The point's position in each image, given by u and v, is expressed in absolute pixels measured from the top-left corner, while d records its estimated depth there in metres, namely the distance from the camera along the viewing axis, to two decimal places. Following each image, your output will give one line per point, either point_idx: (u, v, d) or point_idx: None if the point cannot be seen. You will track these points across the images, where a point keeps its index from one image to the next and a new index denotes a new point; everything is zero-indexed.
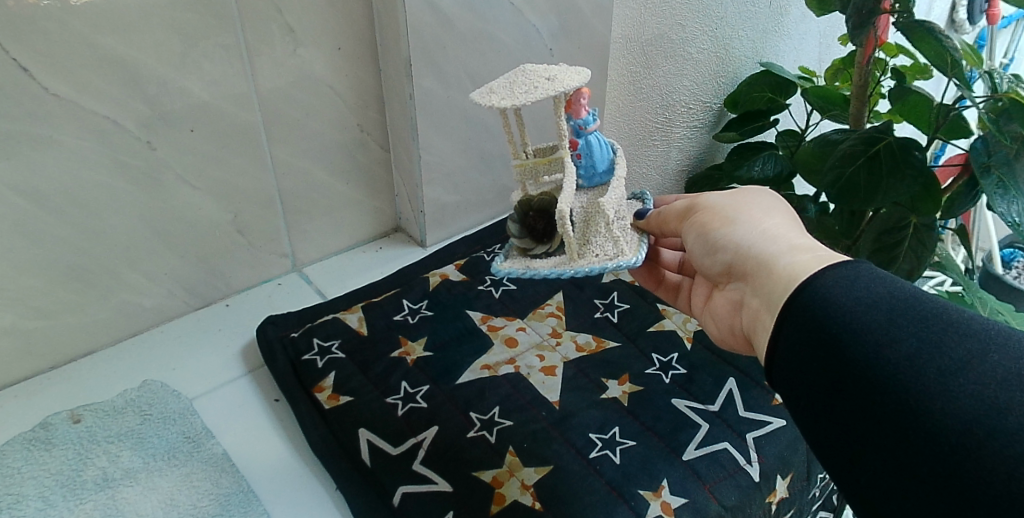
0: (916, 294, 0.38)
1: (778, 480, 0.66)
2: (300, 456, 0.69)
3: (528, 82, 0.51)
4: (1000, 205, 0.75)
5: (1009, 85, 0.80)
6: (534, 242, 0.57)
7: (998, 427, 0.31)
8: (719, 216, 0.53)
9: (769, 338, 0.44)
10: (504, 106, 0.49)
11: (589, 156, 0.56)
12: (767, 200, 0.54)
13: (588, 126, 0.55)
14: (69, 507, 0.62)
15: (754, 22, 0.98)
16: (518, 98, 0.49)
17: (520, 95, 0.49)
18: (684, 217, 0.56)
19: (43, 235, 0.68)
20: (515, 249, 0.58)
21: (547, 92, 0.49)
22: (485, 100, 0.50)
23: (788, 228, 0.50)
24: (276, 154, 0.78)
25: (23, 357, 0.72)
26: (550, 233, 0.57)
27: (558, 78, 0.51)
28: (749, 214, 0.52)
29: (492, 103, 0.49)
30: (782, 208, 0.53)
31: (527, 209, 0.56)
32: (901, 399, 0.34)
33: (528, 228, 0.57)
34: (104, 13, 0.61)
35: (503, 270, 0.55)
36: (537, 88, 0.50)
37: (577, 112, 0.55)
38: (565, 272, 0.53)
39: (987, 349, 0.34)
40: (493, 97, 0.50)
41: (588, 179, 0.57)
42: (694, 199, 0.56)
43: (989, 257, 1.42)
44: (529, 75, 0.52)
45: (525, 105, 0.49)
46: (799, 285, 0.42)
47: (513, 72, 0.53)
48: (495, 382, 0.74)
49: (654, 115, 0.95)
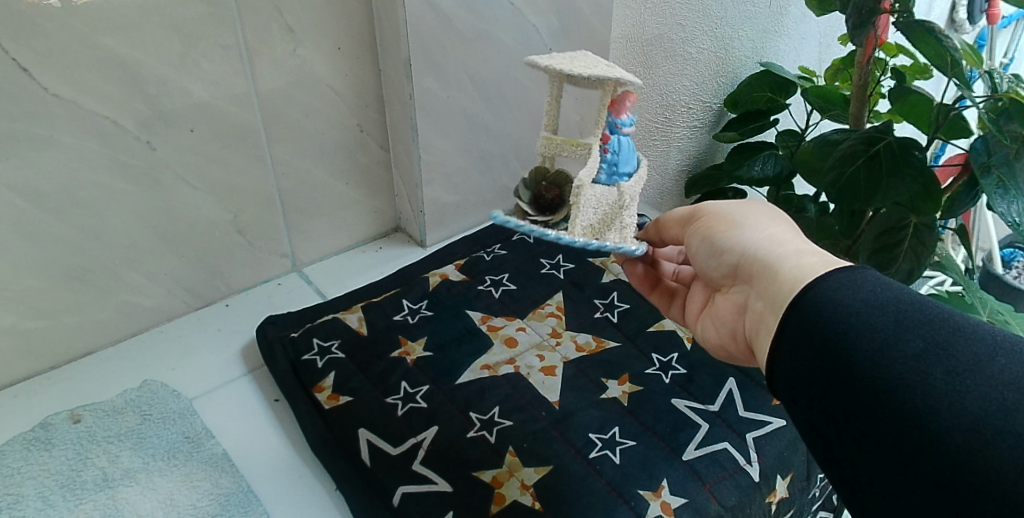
0: (921, 298, 0.38)
1: (777, 481, 0.66)
2: (299, 456, 0.69)
3: (588, 62, 0.51)
4: (999, 205, 0.75)
5: (1009, 85, 0.79)
6: (537, 211, 0.56)
7: (1005, 428, 0.31)
8: (724, 220, 0.53)
9: (771, 342, 0.44)
10: (558, 69, 0.49)
11: (616, 154, 0.55)
12: (769, 207, 0.54)
13: (626, 127, 0.55)
14: (69, 507, 0.62)
15: (754, 22, 0.98)
16: (572, 67, 0.49)
17: (576, 67, 0.50)
18: (687, 222, 0.57)
19: (42, 235, 0.67)
20: (516, 212, 0.56)
21: (605, 73, 0.50)
22: (541, 59, 0.51)
23: (793, 234, 0.50)
24: (276, 154, 0.78)
25: (22, 357, 0.72)
26: (553, 209, 0.56)
27: (619, 70, 0.51)
28: (754, 219, 0.52)
29: (549, 65, 0.50)
30: (788, 217, 0.53)
31: (540, 179, 0.57)
32: (906, 399, 0.34)
33: (537, 198, 0.57)
34: (104, 13, 0.61)
35: (504, 217, 0.51)
36: (592, 68, 0.50)
37: (619, 112, 0.55)
38: (564, 236, 0.51)
39: (993, 352, 0.34)
40: (551, 59, 0.51)
41: (608, 176, 0.55)
42: (698, 205, 0.57)
43: (990, 257, 1.41)
44: (590, 57, 0.52)
45: (574, 74, 0.49)
46: (805, 286, 0.42)
47: (575, 52, 0.54)
48: (495, 382, 0.74)
49: (655, 115, 0.94)
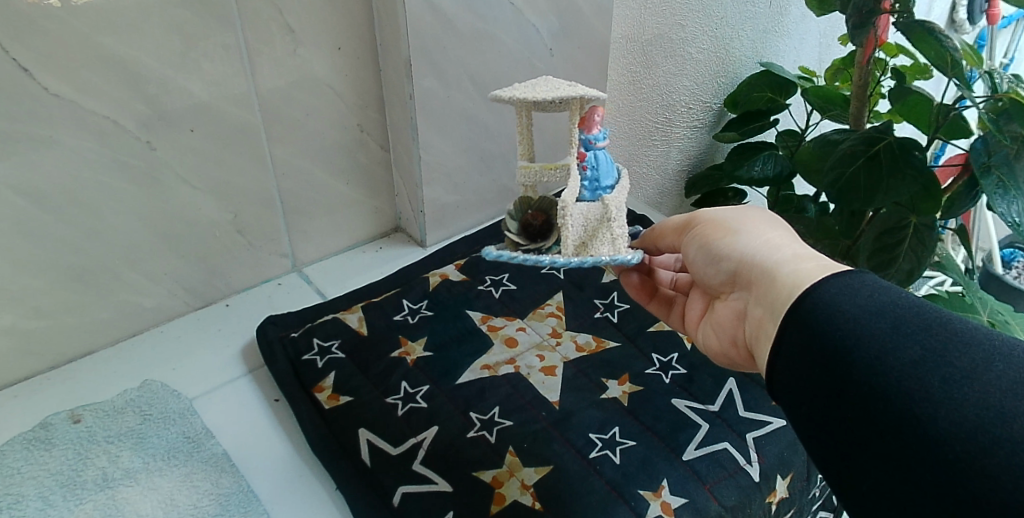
0: (919, 303, 0.38)
1: (777, 481, 0.66)
2: (300, 456, 0.69)
3: (553, 86, 0.53)
4: (999, 205, 0.75)
5: (1009, 85, 0.80)
6: (528, 239, 0.56)
7: (1002, 435, 0.31)
8: (722, 227, 0.53)
9: (771, 349, 0.44)
10: (523, 98, 0.50)
11: (595, 169, 0.54)
12: (767, 214, 0.54)
13: (598, 142, 0.54)
14: (69, 507, 0.62)
15: (754, 22, 0.98)
16: (538, 94, 0.51)
17: (541, 92, 0.51)
18: (683, 231, 0.57)
19: (42, 235, 0.67)
20: (508, 243, 0.56)
21: (569, 93, 0.51)
22: (504, 93, 0.52)
23: (791, 239, 0.50)
24: (276, 154, 0.78)
25: (22, 357, 0.72)
26: (545, 233, 0.56)
27: (583, 87, 0.52)
28: (752, 225, 0.52)
29: (512, 96, 0.51)
30: (785, 223, 0.53)
31: (526, 208, 0.57)
32: (904, 406, 0.34)
33: (525, 226, 0.57)
34: (104, 13, 0.61)
35: (495, 252, 0.53)
36: (559, 89, 0.52)
37: (590, 128, 0.54)
38: (558, 260, 0.52)
39: (992, 358, 0.34)
40: (514, 91, 0.52)
41: (592, 192, 0.54)
42: (694, 213, 0.57)
43: (990, 257, 1.42)
44: (553, 82, 0.53)
45: (544, 100, 0.51)
46: (803, 292, 0.42)
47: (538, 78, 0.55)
48: (495, 382, 0.74)
49: (655, 115, 0.95)
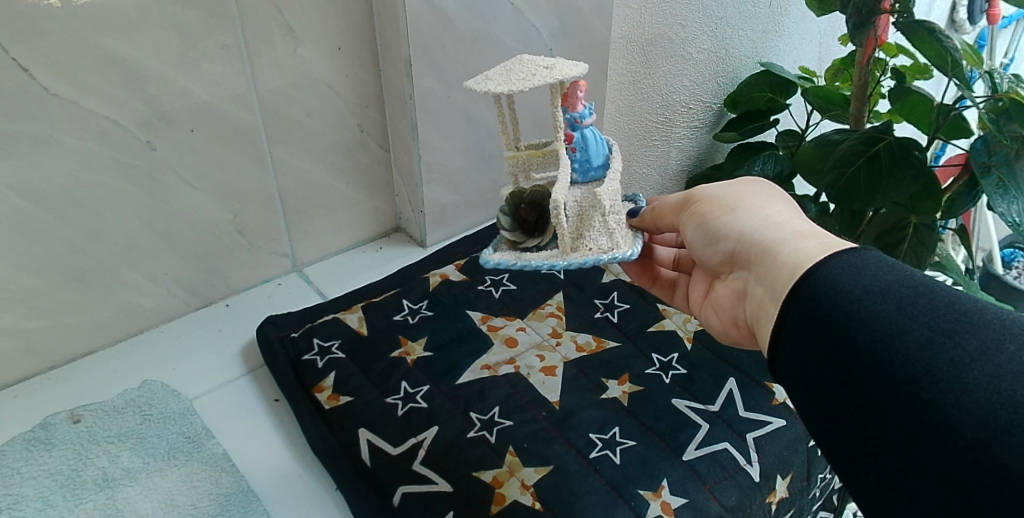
0: (925, 282, 0.38)
1: (777, 480, 0.66)
2: (300, 455, 0.69)
3: (526, 71, 0.51)
4: (999, 205, 0.75)
5: (1009, 85, 0.79)
6: (524, 236, 0.56)
7: (1015, 422, 0.31)
8: (719, 206, 0.53)
9: (773, 327, 0.44)
10: (498, 91, 0.49)
11: (584, 150, 0.55)
12: (766, 188, 0.54)
13: (584, 120, 0.54)
14: (69, 507, 0.62)
15: (754, 21, 0.98)
16: (513, 85, 0.49)
17: (517, 82, 0.49)
18: (681, 209, 0.56)
19: (40, 235, 0.67)
20: (504, 242, 0.56)
21: (545, 80, 0.49)
22: (480, 86, 0.50)
23: (790, 213, 0.50)
24: (276, 154, 0.78)
25: (23, 357, 0.72)
26: (541, 227, 0.56)
27: (556, 67, 0.50)
28: (750, 202, 0.52)
29: (487, 88, 0.49)
30: (782, 195, 0.53)
31: (518, 201, 0.56)
32: (911, 391, 0.34)
33: (520, 220, 0.56)
34: (104, 12, 0.61)
35: (493, 261, 0.53)
36: (535, 75, 0.50)
37: (573, 105, 0.54)
38: (559, 263, 0.51)
39: (1002, 339, 0.34)
40: (489, 83, 0.50)
41: (584, 174, 0.56)
42: (690, 191, 0.56)
43: (989, 258, 1.41)
44: (527, 65, 0.51)
45: (522, 91, 0.49)
46: (805, 272, 0.42)
47: (512, 61, 0.53)
48: (495, 382, 0.74)
49: (654, 115, 0.96)
